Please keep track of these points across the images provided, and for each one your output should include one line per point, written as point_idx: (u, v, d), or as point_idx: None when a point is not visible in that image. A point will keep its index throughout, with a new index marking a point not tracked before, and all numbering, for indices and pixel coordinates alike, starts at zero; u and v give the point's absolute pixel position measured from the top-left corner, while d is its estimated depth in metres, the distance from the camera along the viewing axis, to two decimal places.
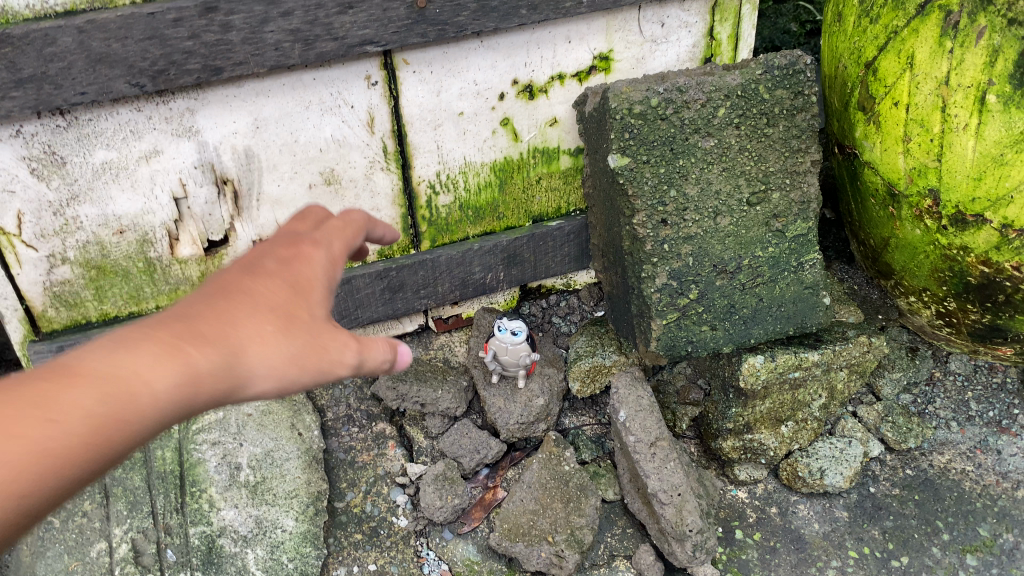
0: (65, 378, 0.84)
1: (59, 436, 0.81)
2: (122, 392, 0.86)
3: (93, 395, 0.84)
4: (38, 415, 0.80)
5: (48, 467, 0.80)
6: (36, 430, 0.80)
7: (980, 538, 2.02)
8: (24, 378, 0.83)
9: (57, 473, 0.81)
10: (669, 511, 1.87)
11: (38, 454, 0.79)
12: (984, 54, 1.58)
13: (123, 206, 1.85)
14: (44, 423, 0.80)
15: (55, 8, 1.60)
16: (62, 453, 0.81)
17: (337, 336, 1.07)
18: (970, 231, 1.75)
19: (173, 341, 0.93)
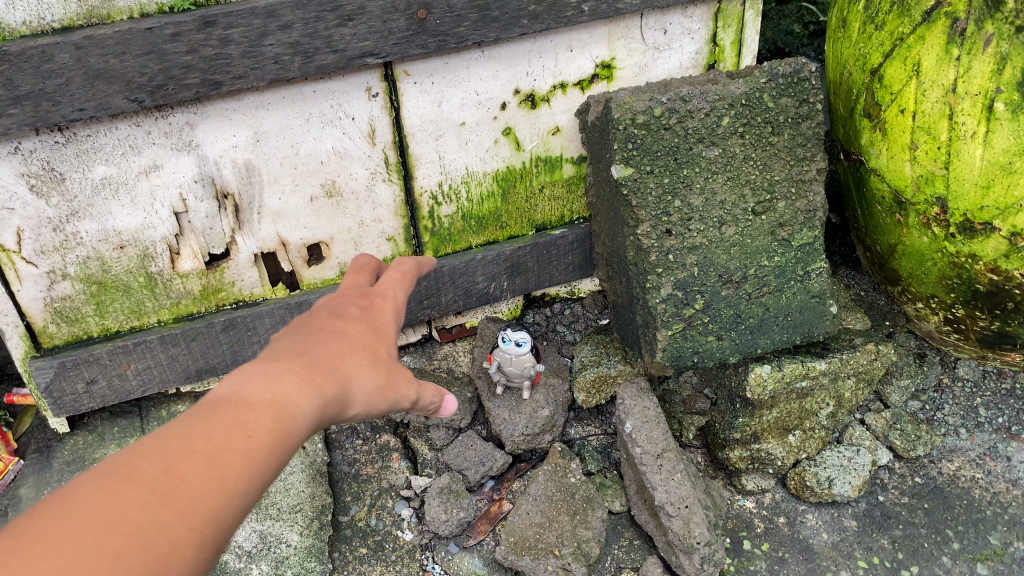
0: (229, 414, 0.93)
1: (245, 462, 0.89)
2: (283, 420, 0.96)
3: (262, 423, 0.93)
4: (222, 445, 0.89)
5: (242, 491, 0.88)
6: (225, 458, 0.88)
7: (990, 546, 2.00)
8: (195, 421, 0.90)
9: (248, 498, 0.89)
10: (676, 523, 1.85)
11: (235, 479, 0.88)
12: (991, 62, 1.56)
13: (124, 221, 1.84)
14: (227, 453, 0.89)
15: (52, 24, 1.58)
16: (249, 477, 0.89)
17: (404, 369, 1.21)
18: (978, 239, 1.73)
19: (308, 373, 1.04)
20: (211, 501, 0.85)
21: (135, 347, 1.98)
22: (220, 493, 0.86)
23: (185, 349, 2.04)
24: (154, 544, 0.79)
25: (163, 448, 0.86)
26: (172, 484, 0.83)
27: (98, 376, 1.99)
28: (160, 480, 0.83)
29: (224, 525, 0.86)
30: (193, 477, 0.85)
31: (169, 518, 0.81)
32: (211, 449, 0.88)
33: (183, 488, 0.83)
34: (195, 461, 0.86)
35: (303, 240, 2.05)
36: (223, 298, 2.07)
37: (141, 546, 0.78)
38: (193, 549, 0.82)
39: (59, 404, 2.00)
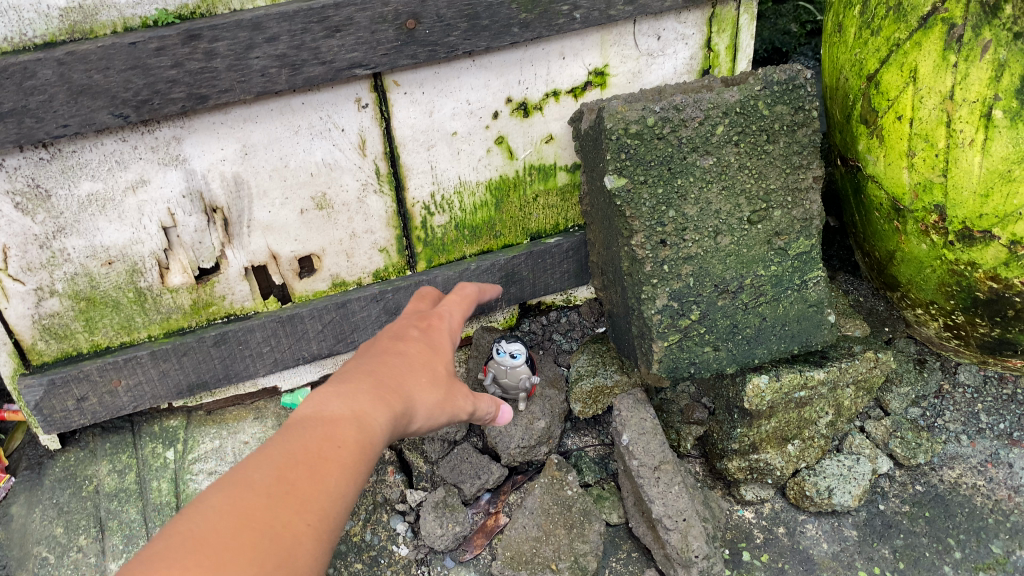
0: (319, 429, 1.15)
1: (341, 468, 1.11)
2: (363, 435, 1.19)
3: (348, 437, 1.16)
4: (319, 456, 1.11)
5: (341, 493, 1.10)
6: (323, 465, 1.10)
7: (992, 555, 1.98)
8: (296, 439, 1.13)
9: (346, 497, 1.10)
10: (675, 537, 1.83)
11: (335, 484, 1.10)
12: (989, 69, 1.53)
13: (111, 237, 1.82)
14: (325, 462, 1.11)
15: (34, 39, 1.56)
16: (344, 481, 1.11)
17: (453, 386, 1.46)
18: (977, 246, 1.70)
19: (377, 395, 1.27)
20: (318, 501, 1.06)
21: (125, 363, 1.96)
22: (325, 496, 1.07)
23: (176, 364, 2.01)
24: (281, 537, 1.00)
25: (274, 462, 1.08)
26: (286, 489, 1.05)
27: (88, 393, 1.97)
28: (277, 486, 1.05)
29: (332, 522, 1.07)
30: (300, 483, 1.07)
31: (289, 515, 1.02)
32: (311, 460, 1.10)
33: (296, 492, 1.05)
34: (302, 470, 1.08)
35: (294, 252, 2.03)
36: (214, 312, 2.05)
37: (271, 540, 0.99)
38: (311, 540, 1.02)
39: (49, 421, 1.98)
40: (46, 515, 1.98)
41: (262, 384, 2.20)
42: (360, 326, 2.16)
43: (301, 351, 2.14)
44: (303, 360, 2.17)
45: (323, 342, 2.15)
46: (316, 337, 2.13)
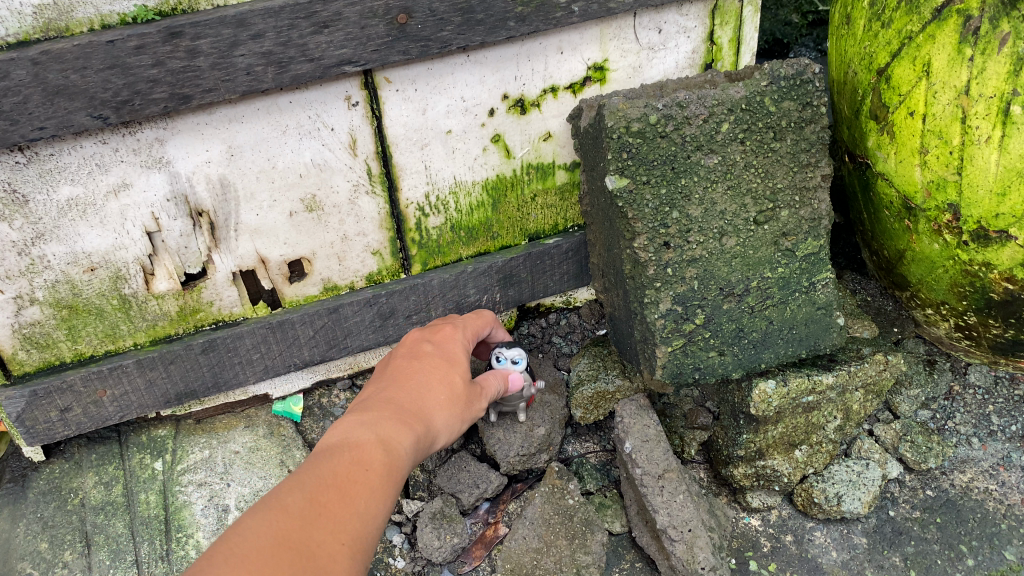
0: (349, 452, 1.20)
1: (369, 490, 1.15)
2: (388, 458, 1.23)
3: (373, 460, 1.20)
4: (347, 478, 1.15)
5: (371, 514, 1.14)
6: (354, 486, 1.15)
7: (1006, 562, 1.92)
8: (323, 464, 1.17)
9: (376, 519, 1.14)
10: (680, 548, 1.77)
11: (366, 505, 1.14)
12: (1007, 62, 1.47)
13: (93, 243, 1.75)
14: (353, 486, 1.14)
15: (7, 38, 1.48)
16: (373, 503, 1.15)
17: (469, 399, 1.51)
18: (993, 247, 1.64)
19: (398, 418, 1.32)
20: (351, 522, 1.10)
21: (110, 372, 1.89)
22: (356, 517, 1.11)
23: (163, 373, 1.95)
24: (317, 558, 1.04)
25: (304, 486, 1.12)
26: (319, 512, 1.09)
27: (72, 404, 1.91)
28: (309, 509, 1.08)
29: (364, 542, 1.11)
30: (334, 504, 1.10)
31: (325, 536, 1.06)
32: (341, 484, 1.14)
33: (329, 514, 1.09)
34: (333, 493, 1.12)
35: (283, 256, 1.96)
36: (202, 319, 1.98)
37: (306, 562, 1.02)
38: (347, 559, 1.06)
39: (32, 433, 1.91)
40: (30, 530, 1.91)
41: (253, 392, 2.14)
42: (354, 332, 2.10)
43: (292, 358, 2.08)
44: (295, 367, 2.10)
45: (315, 348, 2.08)
46: (308, 343, 2.06)
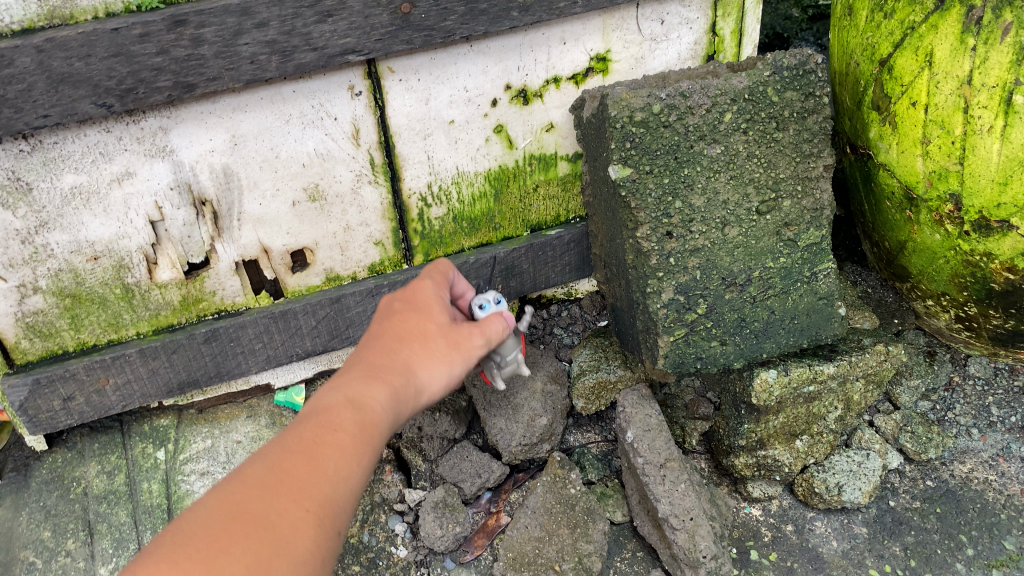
0: (316, 419, 1.18)
1: (337, 453, 1.14)
2: (359, 417, 1.20)
3: (342, 421, 1.18)
4: (313, 444, 1.14)
5: (341, 477, 1.12)
6: (318, 451, 1.13)
7: (1006, 552, 1.93)
8: (291, 432, 1.16)
9: (347, 482, 1.13)
10: (681, 537, 1.78)
11: (334, 468, 1.12)
12: (1010, 52, 1.47)
13: (96, 232, 1.75)
14: (320, 450, 1.13)
15: (11, 26, 1.48)
16: (342, 466, 1.13)
17: (456, 342, 1.40)
18: (994, 237, 1.64)
19: (369, 375, 1.27)
20: (315, 490, 1.09)
21: (113, 362, 1.89)
22: (322, 481, 1.10)
23: (165, 362, 1.95)
24: (278, 527, 1.04)
25: (269, 456, 1.12)
26: (283, 480, 1.09)
27: (75, 392, 1.91)
28: (273, 478, 1.08)
29: (334, 506, 1.10)
30: (296, 473, 1.10)
31: (285, 507, 1.06)
32: (306, 449, 1.13)
33: (292, 481, 1.09)
34: (298, 459, 1.12)
35: (286, 246, 1.96)
36: (204, 308, 1.98)
37: (266, 531, 1.03)
38: (311, 527, 1.06)
39: (35, 422, 1.92)
40: (33, 519, 1.92)
41: (256, 382, 2.15)
42: (356, 322, 2.10)
43: (294, 348, 2.08)
44: (297, 358, 2.10)
45: (317, 339, 2.09)
46: (310, 333, 2.07)
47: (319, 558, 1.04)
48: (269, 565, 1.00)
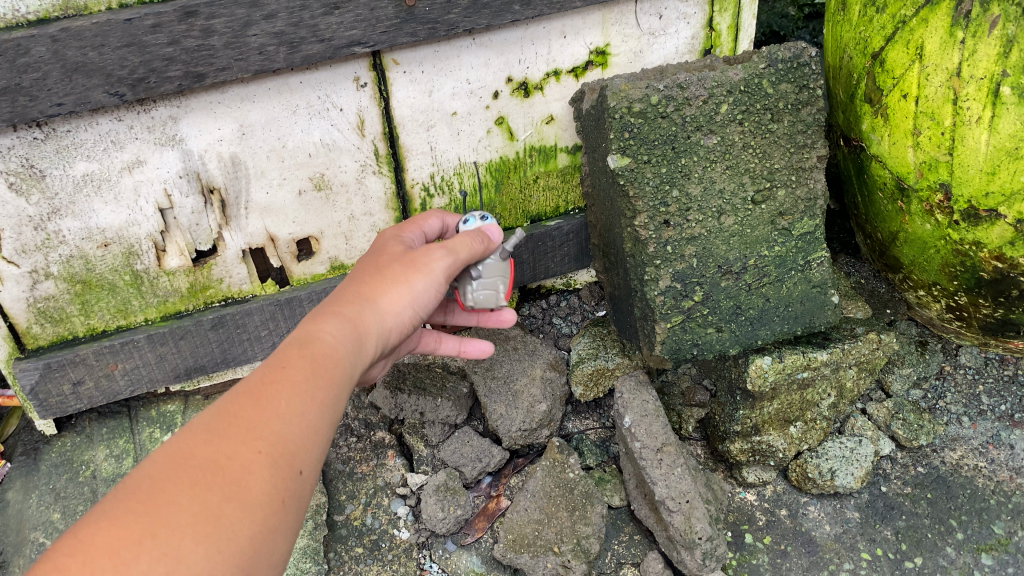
0: (269, 361, 1.15)
1: (290, 389, 1.10)
2: (312, 351, 1.17)
3: (293, 358, 1.15)
4: (264, 382, 1.10)
5: (295, 413, 1.09)
6: (269, 389, 1.09)
7: (995, 536, 1.98)
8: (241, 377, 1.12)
9: (303, 417, 1.09)
10: (677, 518, 1.82)
11: (288, 405, 1.09)
12: (997, 45, 1.52)
13: (107, 219, 1.79)
14: (271, 389, 1.09)
15: (27, 16, 1.52)
16: (297, 402, 1.10)
17: (411, 258, 1.40)
18: (983, 226, 1.69)
19: (325, 312, 1.26)
20: (266, 427, 1.05)
21: (121, 347, 1.93)
22: (276, 419, 1.06)
23: (173, 348, 1.99)
24: (227, 470, 0.99)
25: (217, 401, 1.07)
26: (232, 421, 1.04)
27: (85, 377, 1.95)
28: (222, 421, 1.03)
29: (291, 444, 1.06)
30: (245, 414, 1.05)
31: (233, 449, 1.01)
32: (256, 390, 1.09)
33: (244, 423, 1.04)
34: (247, 401, 1.07)
35: (292, 235, 2.01)
36: (211, 295, 2.03)
37: (214, 475, 0.97)
38: (264, 467, 1.02)
39: (45, 406, 1.96)
40: (42, 501, 1.96)
41: None
42: None
43: None
44: None
45: None
46: None
47: (279, 498, 1.01)
48: (218, 509, 0.95)
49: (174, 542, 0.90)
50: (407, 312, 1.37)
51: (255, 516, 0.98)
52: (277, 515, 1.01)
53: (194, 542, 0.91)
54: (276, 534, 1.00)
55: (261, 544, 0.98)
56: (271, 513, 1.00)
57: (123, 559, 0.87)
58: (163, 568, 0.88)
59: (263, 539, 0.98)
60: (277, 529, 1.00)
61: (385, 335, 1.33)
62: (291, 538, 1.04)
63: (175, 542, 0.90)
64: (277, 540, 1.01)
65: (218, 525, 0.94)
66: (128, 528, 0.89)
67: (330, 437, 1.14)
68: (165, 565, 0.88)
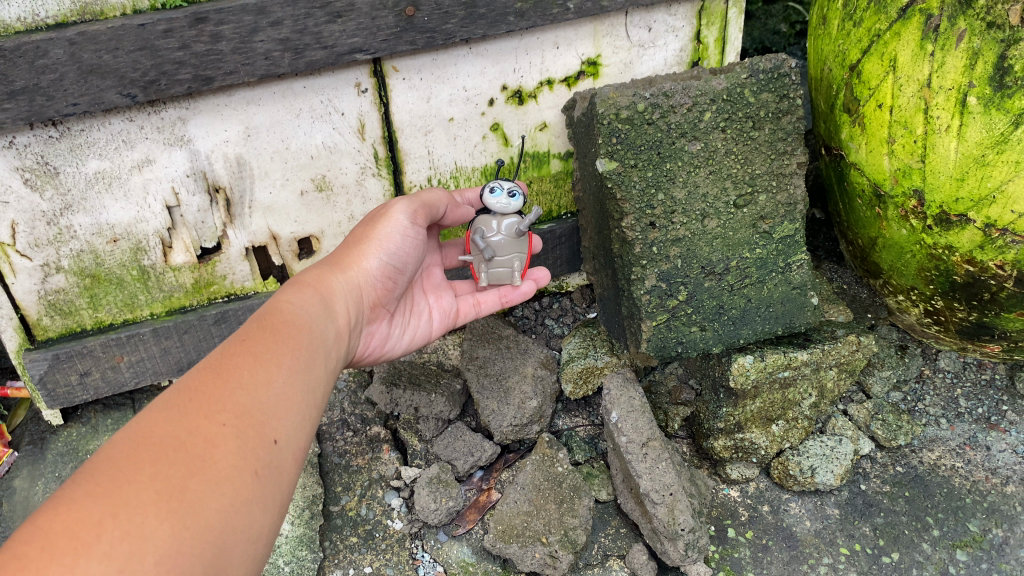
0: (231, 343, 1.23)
1: (251, 366, 1.17)
2: (272, 322, 1.30)
3: (256, 335, 1.25)
4: (227, 361, 1.17)
5: (257, 387, 1.15)
6: (230, 368, 1.15)
7: (970, 533, 2.03)
8: (205, 359, 1.18)
9: (264, 392, 1.15)
10: (661, 510, 1.88)
11: (250, 378, 1.15)
12: (964, 57, 1.60)
13: (117, 215, 1.87)
14: (233, 365, 1.16)
15: (46, 20, 1.62)
16: (259, 375, 1.17)
17: (372, 221, 1.68)
18: (955, 230, 1.75)
19: (292, 288, 1.45)
20: (229, 399, 1.10)
21: (127, 340, 2.02)
22: (239, 392, 1.12)
23: (177, 342, 2.07)
24: (191, 442, 1.01)
25: (179, 384, 1.11)
26: (194, 398, 1.08)
27: (92, 368, 2.03)
28: (184, 400, 1.07)
29: (255, 418, 1.10)
30: (206, 390, 1.10)
31: (197, 423, 1.04)
32: (218, 368, 1.15)
33: (206, 398, 1.08)
34: (209, 379, 1.12)
35: (293, 234, 2.09)
36: (215, 291, 2.11)
37: (177, 447, 1.00)
38: (229, 439, 1.05)
39: (53, 396, 2.04)
40: (48, 488, 2.05)
41: None
42: None
43: None
44: None
45: None
46: None
47: (250, 470, 1.05)
48: (184, 480, 0.97)
49: (137, 518, 0.90)
50: (374, 262, 1.62)
51: (224, 487, 1.00)
52: (249, 487, 1.03)
53: (161, 518, 0.92)
54: (250, 506, 1.03)
55: (234, 514, 1.00)
56: (242, 485, 1.02)
57: (84, 540, 0.86)
58: (127, 544, 0.88)
59: (235, 511, 1.00)
60: (250, 500, 1.03)
61: (351, 286, 1.56)
62: (268, 510, 1.06)
63: (138, 519, 0.90)
64: (253, 511, 1.03)
65: (183, 497, 0.95)
66: (89, 511, 0.89)
67: (299, 410, 1.19)
68: (130, 542, 0.88)
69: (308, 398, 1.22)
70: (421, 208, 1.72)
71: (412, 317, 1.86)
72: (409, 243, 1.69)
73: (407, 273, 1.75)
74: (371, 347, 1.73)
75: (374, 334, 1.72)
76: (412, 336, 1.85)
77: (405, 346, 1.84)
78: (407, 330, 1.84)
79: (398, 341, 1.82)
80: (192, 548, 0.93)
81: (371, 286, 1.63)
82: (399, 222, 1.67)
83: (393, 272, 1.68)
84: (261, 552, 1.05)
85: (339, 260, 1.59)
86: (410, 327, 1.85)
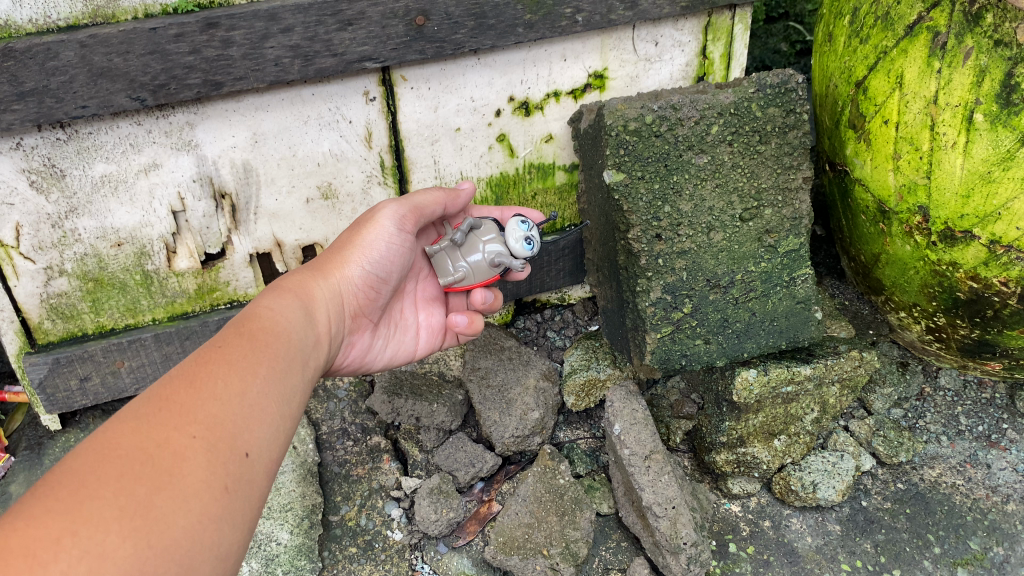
0: (209, 349, 1.21)
1: (227, 374, 1.15)
2: (250, 329, 1.29)
3: (234, 342, 1.23)
4: (201, 368, 1.15)
5: (230, 396, 1.13)
6: (204, 375, 1.13)
7: (971, 551, 2.03)
8: (178, 367, 1.16)
9: (236, 403, 1.13)
10: (664, 524, 1.87)
11: (224, 388, 1.13)
12: (971, 74, 1.62)
13: (122, 219, 1.86)
14: (206, 373, 1.14)
15: (58, 22, 1.62)
16: (233, 385, 1.15)
17: (359, 226, 1.67)
18: (959, 247, 1.76)
19: (272, 294, 1.44)
20: (200, 410, 1.08)
21: (129, 345, 2.00)
22: (210, 402, 1.10)
23: (178, 348, 2.06)
24: (158, 456, 0.99)
25: (150, 393, 1.09)
26: (166, 408, 1.06)
27: (92, 373, 2.01)
28: (154, 411, 1.05)
29: (228, 431, 1.08)
30: (178, 400, 1.08)
31: (165, 435, 1.02)
32: (190, 377, 1.13)
33: (177, 408, 1.06)
34: (182, 388, 1.10)
35: (298, 240, 2.09)
36: (218, 298, 2.11)
37: (143, 461, 0.98)
38: (199, 453, 1.03)
39: (52, 400, 2.02)
40: None
41: None
42: None
43: None
44: None
45: None
46: None
47: (219, 485, 1.03)
48: (149, 496, 0.95)
49: (99, 538, 0.88)
50: (359, 271, 1.62)
51: (191, 504, 0.98)
52: (218, 503, 1.01)
53: (123, 536, 0.90)
54: (218, 522, 1.01)
55: (201, 532, 0.98)
56: (212, 501, 1.01)
57: (40, 560, 0.84)
58: (87, 564, 0.86)
59: (203, 528, 0.98)
60: (219, 516, 1.01)
61: (333, 292, 1.56)
62: (238, 526, 1.04)
63: (99, 539, 0.88)
64: (222, 528, 1.01)
65: (148, 515, 0.93)
66: (47, 529, 0.87)
67: (273, 419, 1.17)
68: (90, 562, 0.86)
69: (282, 408, 1.20)
70: (412, 215, 1.70)
71: (397, 330, 1.86)
72: (395, 252, 1.68)
73: (393, 284, 1.74)
74: (351, 356, 1.72)
75: (356, 345, 1.72)
76: (396, 349, 1.85)
77: (388, 358, 1.84)
78: (391, 342, 1.84)
79: (381, 353, 1.82)
80: (155, 568, 0.92)
81: (354, 295, 1.63)
82: (387, 228, 1.66)
83: (377, 282, 1.67)
84: (230, 569, 1.03)
85: (322, 266, 1.58)
86: (394, 340, 1.85)
